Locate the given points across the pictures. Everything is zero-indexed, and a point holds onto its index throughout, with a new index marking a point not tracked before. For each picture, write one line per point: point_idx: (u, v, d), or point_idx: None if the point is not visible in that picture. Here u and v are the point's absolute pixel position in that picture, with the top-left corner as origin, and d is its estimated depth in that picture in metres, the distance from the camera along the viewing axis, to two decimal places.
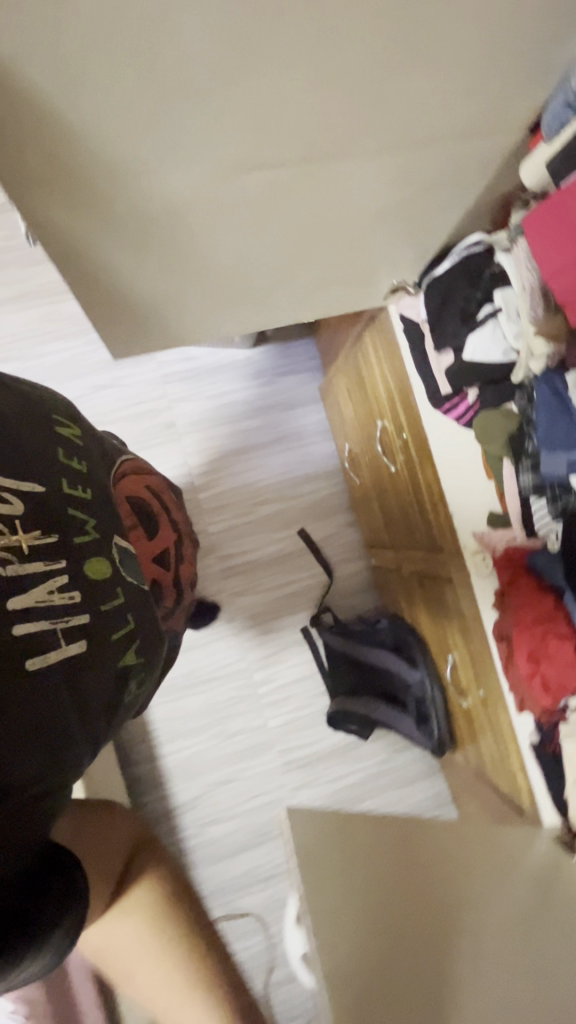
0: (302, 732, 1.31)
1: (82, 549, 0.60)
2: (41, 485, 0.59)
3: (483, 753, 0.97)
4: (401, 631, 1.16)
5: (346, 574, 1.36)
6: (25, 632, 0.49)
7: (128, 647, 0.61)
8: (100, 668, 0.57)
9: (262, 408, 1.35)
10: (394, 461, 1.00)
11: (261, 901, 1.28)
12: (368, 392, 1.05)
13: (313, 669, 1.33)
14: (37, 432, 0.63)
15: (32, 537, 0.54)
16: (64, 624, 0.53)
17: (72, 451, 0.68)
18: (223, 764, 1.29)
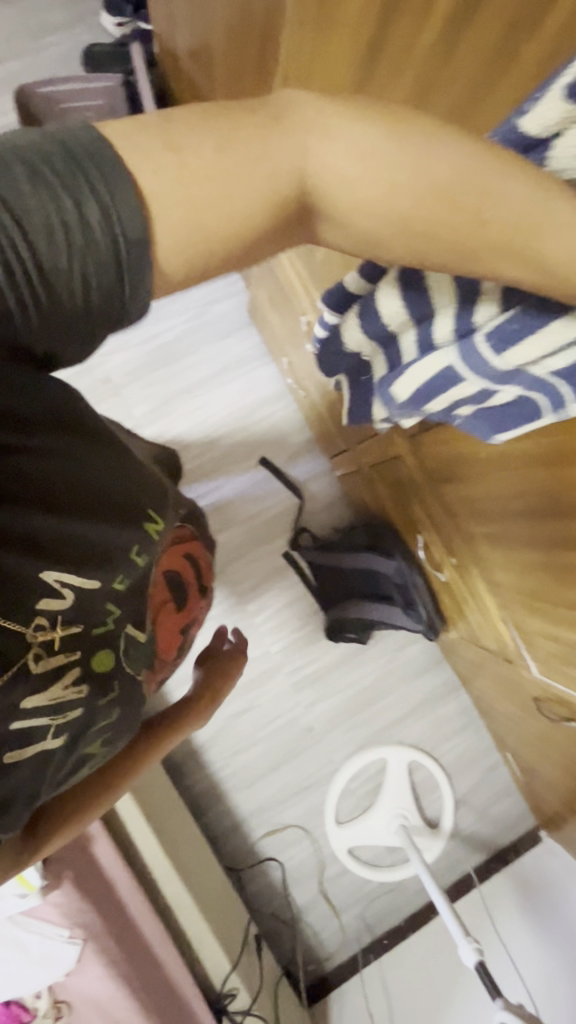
0: (305, 650, 1.35)
1: (99, 639, 0.59)
2: (96, 577, 0.57)
3: (471, 621, 1.01)
4: (376, 528, 1.19)
5: (315, 490, 1.36)
6: (18, 728, 0.50)
7: (100, 738, 0.61)
8: (71, 753, 0.57)
9: (195, 343, 1.32)
10: None
11: (300, 812, 1.35)
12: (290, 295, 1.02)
13: (302, 590, 1.35)
14: (114, 512, 0.60)
15: (64, 637, 0.54)
16: (58, 723, 0.54)
17: (144, 540, 0.63)
18: (235, 696, 1.33)
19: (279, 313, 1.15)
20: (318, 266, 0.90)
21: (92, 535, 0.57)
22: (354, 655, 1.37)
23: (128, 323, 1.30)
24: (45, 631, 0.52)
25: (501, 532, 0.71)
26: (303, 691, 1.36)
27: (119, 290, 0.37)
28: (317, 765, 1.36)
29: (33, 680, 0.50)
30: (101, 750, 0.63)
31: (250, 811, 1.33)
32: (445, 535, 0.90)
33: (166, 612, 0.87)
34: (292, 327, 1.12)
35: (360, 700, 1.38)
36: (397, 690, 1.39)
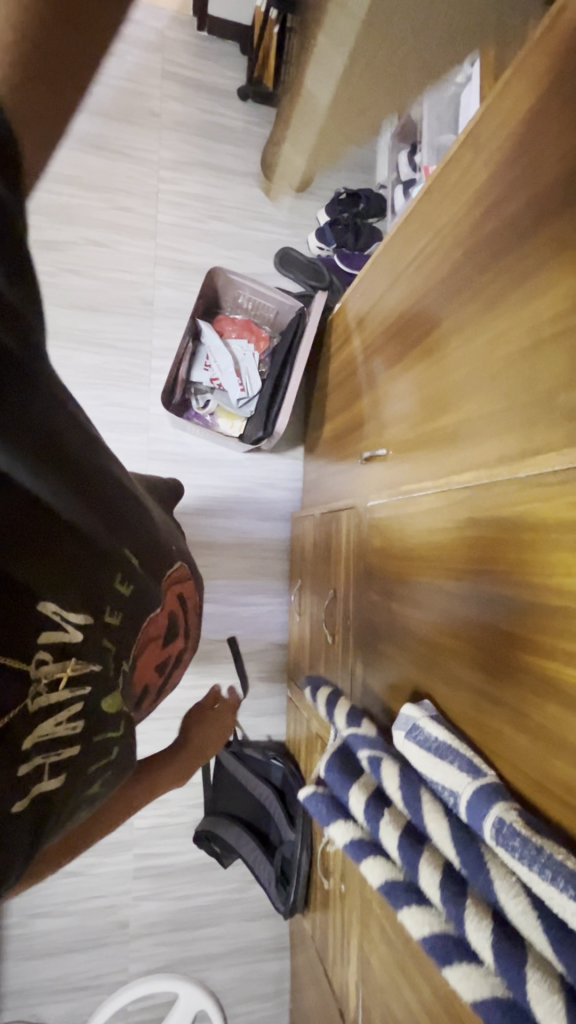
0: (168, 842, 1.29)
1: (101, 685, 0.48)
2: (90, 609, 0.46)
3: (329, 939, 0.98)
4: (292, 777, 1.16)
5: (260, 693, 1.37)
6: (19, 776, 0.38)
7: (102, 765, 0.50)
8: (59, 816, 0.45)
9: (232, 510, 1.38)
10: (333, 631, 1.04)
11: (63, 1011, 1.22)
12: (330, 556, 1.08)
13: (198, 780, 1.31)
14: (101, 532, 0.49)
15: (75, 669, 0.43)
16: (54, 758, 0.42)
17: (125, 570, 0.53)
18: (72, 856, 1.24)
19: (314, 552, 1.19)
20: (360, 569, 0.92)
21: (81, 573, 0.45)
22: (207, 870, 1.31)
23: (187, 465, 1.35)
24: (52, 663, 0.40)
25: (393, 934, 0.72)
26: (140, 883, 1.27)
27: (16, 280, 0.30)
28: (111, 966, 1.25)
29: (34, 715, 0.39)
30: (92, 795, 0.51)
31: (14, 987, 1.20)
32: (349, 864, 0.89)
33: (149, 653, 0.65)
34: (317, 571, 1.16)
35: (186, 922, 1.29)
36: (227, 924, 1.31)
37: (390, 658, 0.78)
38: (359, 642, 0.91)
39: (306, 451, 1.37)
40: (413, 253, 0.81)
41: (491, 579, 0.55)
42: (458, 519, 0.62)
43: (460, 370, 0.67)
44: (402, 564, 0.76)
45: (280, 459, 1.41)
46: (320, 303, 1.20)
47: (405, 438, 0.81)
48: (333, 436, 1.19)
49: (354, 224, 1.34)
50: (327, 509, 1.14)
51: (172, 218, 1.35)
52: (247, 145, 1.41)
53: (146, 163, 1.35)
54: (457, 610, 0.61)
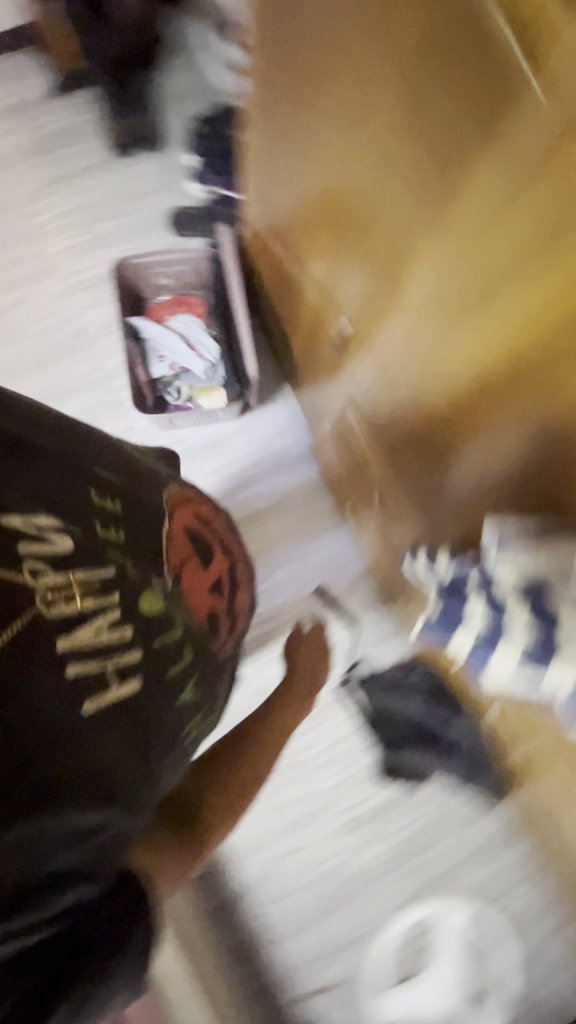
0: (358, 790, 1.30)
1: (134, 595, 0.63)
2: (73, 521, 0.61)
3: (554, 790, 0.95)
4: (434, 680, 1.22)
5: (370, 622, 1.35)
6: (74, 673, 0.53)
7: (183, 686, 0.65)
8: (160, 703, 0.60)
9: (255, 474, 1.36)
10: (400, 521, 0.99)
11: (348, 971, 1.24)
12: (360, 456, 1.04)
13: (355, 723, 1.32)
14: (64, 473, 0.65)
15: (81, 579, 0.57)
16: (120, 662, 0.57)
17: (104, 489, 0.70)
18: (283, 835, 1.29)
19: (345, 468, 1.14)
20: (396, 462, 0.93)
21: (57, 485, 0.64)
22: (407, 796, 1.31)
23: (195, 456, 1.35)
24: (52, 572, 0.55)
25: None
26: (353, 833, 1.30)
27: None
28: (368, 913, 1.27)
29: (55, 619, 0.52)
30: (192, 709, 0.66)
31: (294, 967, 1.24)
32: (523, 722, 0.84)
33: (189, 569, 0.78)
34: (358, 483, 1.11)
35: (414, 848, 1.29)
36: (451, 840, 1.29)
37: (490, 505, 0.74)
38: (430, 529, 0.90)
39: (292, 383, 1.33)
40: (318, 107, 0.75)
41: (544, 420, 0.58)
42: (519, 318, 0.57)
43: (420, 249, 0.66)
44: (464, 409, 0.71)
45: (272, 405, 1.37)
46: (227, 237, 1.24)
47: (382, 334, 0.82)
48: (308, 351, 1.14)
49: (221, 146, 1.27)
50: (336, 416, 1.09)
51: (61, 244, 1.34)
52: (87, 138, 1.37)
53: (13, 209, 1.34)
54: (554, 406, 0.56)
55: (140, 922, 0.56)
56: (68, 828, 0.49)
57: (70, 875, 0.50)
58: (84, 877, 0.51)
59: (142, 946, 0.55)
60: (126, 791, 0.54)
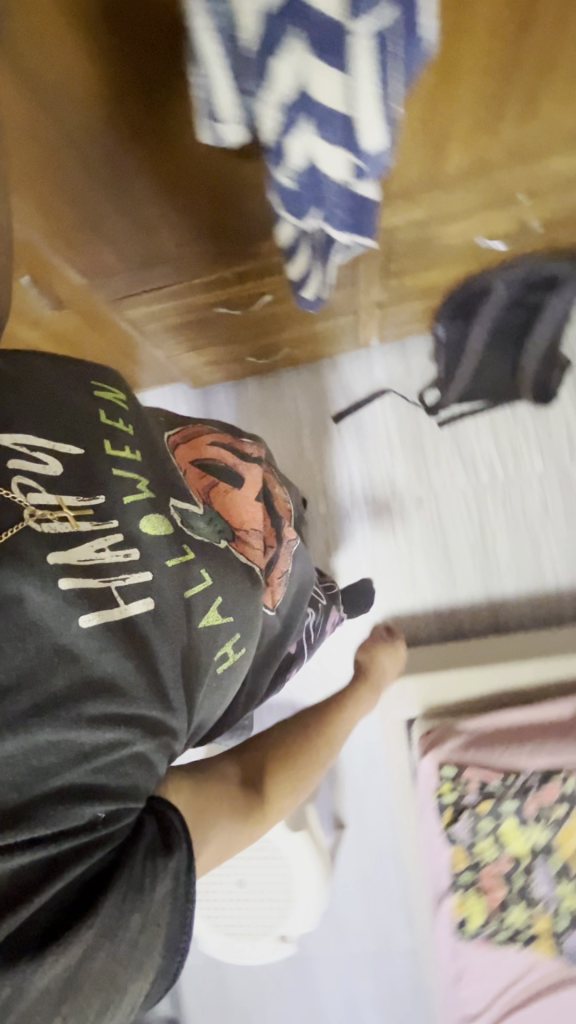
0: (550, 432, 1.21)
1: (135, 504, 0.54)
2: (79, 444, 0.53)
3: None
4: (453, 299, 1.02)
5: (386, 373, 1.28)
6: (64, 585, 0.45)
7: (211, 609, 0.59)
8: (183, 618, 0.54)
9: None
10: (260, 294, 0.90)
11: None
12: (193, 328, 0.98)
13: (483, 417, 1.24)
14: (69, 398, 0.56)
15: (72, 502, 0.50)
16: (120, 580, 0.49)
17: (115, 411, 0.60)
18: (573, 519, 1.20)
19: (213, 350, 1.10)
20: (191, 256, 0.79)
21: (21, 403, 0.51)
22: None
23: None
24: (45, 493, 0.48)
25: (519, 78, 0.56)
26: None
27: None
28: None
29: (41, 534, 0.45)
30: (221, 625, 0.60)
31: None
32: (491, 195, 0.75)
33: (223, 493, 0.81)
34: (232, 339, 1.07)
35: None
36: None
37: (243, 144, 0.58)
38: (257, 229, 0.75)
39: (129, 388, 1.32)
40: None
41: None
42: None
43: None
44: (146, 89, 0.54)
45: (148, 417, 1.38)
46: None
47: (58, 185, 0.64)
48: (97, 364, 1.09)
49: None
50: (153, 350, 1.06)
51: None
52: None
53: None
54: None
55: (176, 889, 0.45)
56: (72, 747, 0.42)
57: (78, 798, 0.43)
58: (111, 799, 0.44)
59: (173, 898, 0.45)
60: (144, 696, 0.47)
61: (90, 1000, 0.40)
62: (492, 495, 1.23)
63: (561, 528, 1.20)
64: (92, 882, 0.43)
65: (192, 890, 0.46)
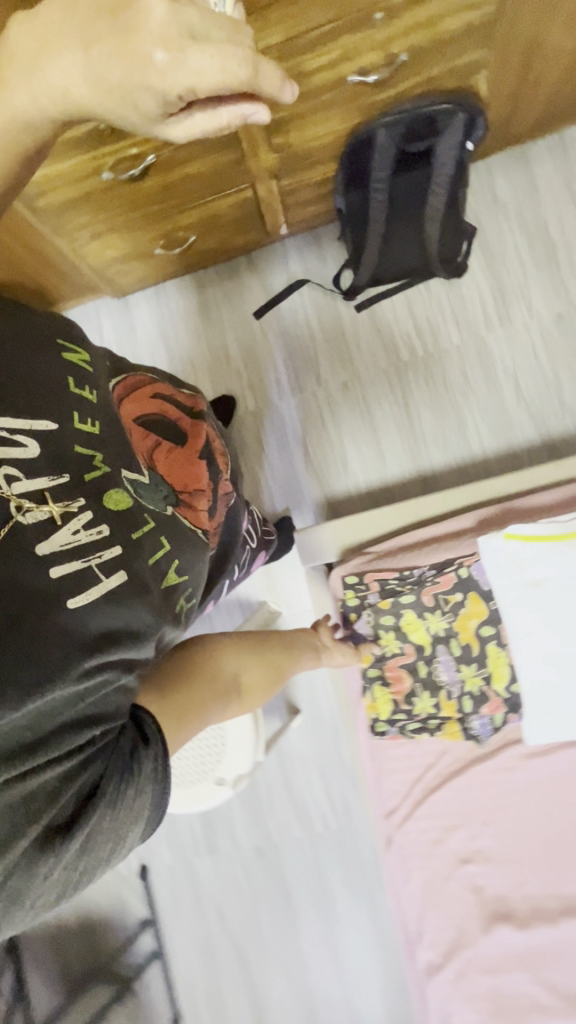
0: (462, 302, 1.24)
1: (98, 482, 0.54)
2: (53, 421, 0.54)
3: (460, 21, 0.83)
4: (345, 164, 1.02)
5: (301, 263, 1.30)
6: (57, 573, 0.45)
7: (168, 570, 0.59)
8: (149, 575, 0.54)
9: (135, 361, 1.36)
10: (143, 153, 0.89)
11: None
12: (85, 203, 0.98)
13: (398, 295, 1.26)
14: (40, 370, 0.56)
15: (50, 487, 0.49)
16: (100, 557, 0.49)
17: (82, 380, 0.61)
18: (493, 383, 1.22)
19: (118, 236, 1.10)
20: None
21: (7, 374, 0.53)
22: (481, 251, 1.24)
23: None
24: (27, 483, 0.48)
25: None
26: (506, 311, 1.23)
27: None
28: None
29: (30, 526, 0.46)
30: (179, 582, 0.60)
31: None
32: (347, 14, 0.76)
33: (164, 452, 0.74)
34: (131, 221, 1.06)
35: (533, 252, 1.23)
36: (530, 212, 1.23)
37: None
38: None
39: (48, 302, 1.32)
40: None
41: None
42: None
43: None
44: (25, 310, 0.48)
45: None
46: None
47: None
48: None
49: None
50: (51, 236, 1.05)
51: None
52: None
53: None
54: None
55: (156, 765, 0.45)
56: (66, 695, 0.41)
57: (75, 726, 0.42)
58: (100, 723, 0.44)
59: (160, 776, 0.45)
60: (126, 636, 0.47)
61: (98, 855, 0.41)
62: (416, 379, 1.25)
63: (485, 395, 1.22)
64: (88, 789, 0.42)
65: (170, 765, 0.46)
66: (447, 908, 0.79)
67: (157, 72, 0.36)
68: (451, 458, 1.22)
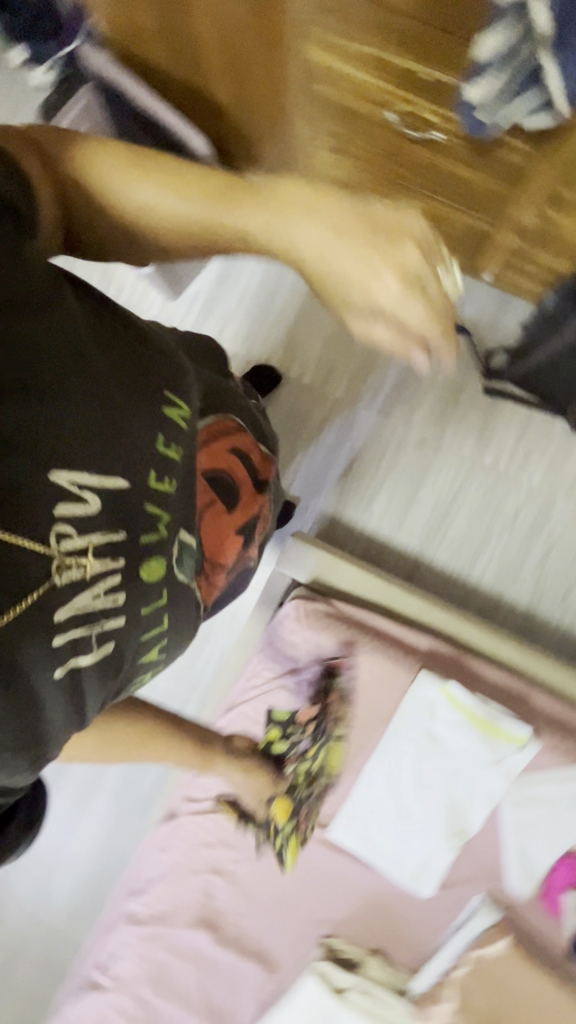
0: (565, 462, 1.23)
1: (143, 545, 0.52)
2: (124, 478, 0.50)
3: None
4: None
5: (476, 314, 1.24)
6: (58, 637, 0.45)
7: (151, 646, 0.57)
8: (132, 650, 0.53)
9: (278, 274, 1.30)
10: (433, 125, 0.83)
11: None
12: (352, 110, 0.89)
13: (523, 412, 1.25)
14: (137, 417, 0.51)
15: (97, 547, 0.47)
16: (99, 629, 0.48)
17: (173, 434, 0.56)
18: (529, 542, 1.23)
19: (355, 163, 1.02)
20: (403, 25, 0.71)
21: (91, 433, 0.47)
22: None
23: (217, 296, 1.32)
24: (76, 539, 0.46)
25: None
26: None
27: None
28: None
29: (60, 586, 0.44)
30: (154, 657, 0.58)
31: None
32: None
33: (216, 519, 0.71)
34: (374, 155, 0.97)
35: None
36: None
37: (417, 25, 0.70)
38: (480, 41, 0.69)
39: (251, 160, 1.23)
40: None
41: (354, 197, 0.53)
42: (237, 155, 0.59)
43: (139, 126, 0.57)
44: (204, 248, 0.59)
45: None
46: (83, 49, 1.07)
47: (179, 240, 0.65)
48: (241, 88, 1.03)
49: None
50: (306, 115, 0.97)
51: None
52: None
53: None
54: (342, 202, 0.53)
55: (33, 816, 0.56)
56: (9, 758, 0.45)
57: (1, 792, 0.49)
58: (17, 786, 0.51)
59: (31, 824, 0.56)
60: (78, 705, 0.48)
61: None
62: (478, 488, 1.25)
63: (518, 543, 1.24)
64: None
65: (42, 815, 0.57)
66: (181, 887, 0.99)
67: (386, 287, 0.50)
68: (448, 571, 1.25)
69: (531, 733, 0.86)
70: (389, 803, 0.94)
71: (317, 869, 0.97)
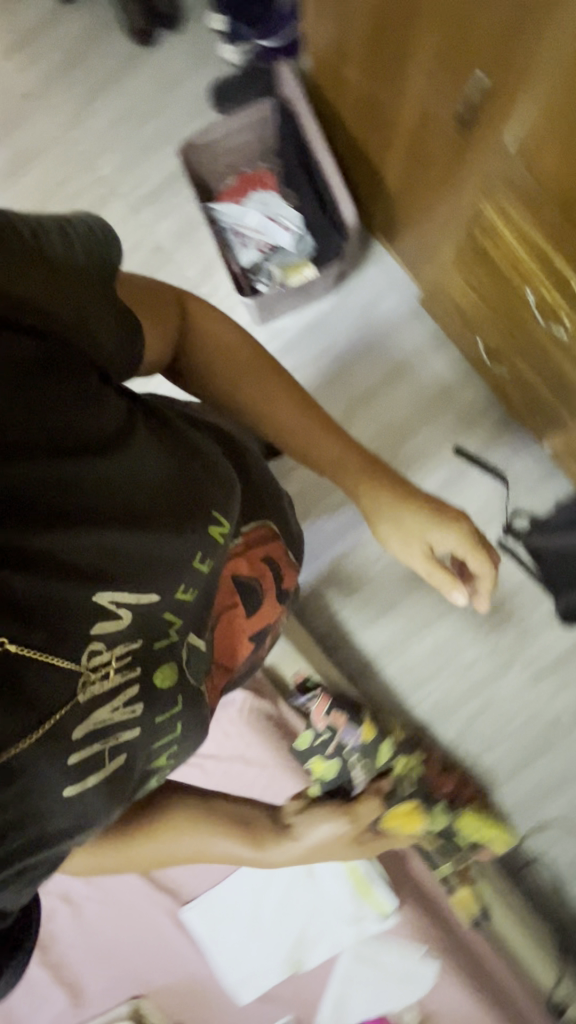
0: (538, 639, 1.27)
1: (162, 652, 0.57)
2: (157, 593, 0.57)
3: None
4: None
5: (523, 472, 1.26)
6: (74, 756, 0.49)
7: (161, 754, 0.58)
8: (138, 763, 0.55)
9: (364, 348, 1.29)
10: (563, 322, 0.83)
11: (566, 804, 1.24)
12: (496, 263, 0.89)
13: (522, 578, 1.27)
14: (175, 535, 0.59)
15: (120, 659, 0.53)
16: (112, 743, 0.52)
17: (207, 547, 0.63)
18: (472, 694, 1.28)
19: (480, 301, 1.01)
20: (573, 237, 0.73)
21: (136, 557, 0.55)
22: None
23: (298, 341, 1.30)
24: (102, 652, 0.52)
25: None
26: (545, 681, 1.26)
27: (114, 250, 0.60)
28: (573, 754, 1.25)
29: (86, 701, 0.50)
30: (162, 766, 0.60)
31: (510, 811, 1.26)
32: None
33: (232, 618, 0.80)
34: (498, 306, 0.97)
35: None
36: None
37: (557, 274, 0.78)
38: None
39: (388, 234, 1.21)
40: None
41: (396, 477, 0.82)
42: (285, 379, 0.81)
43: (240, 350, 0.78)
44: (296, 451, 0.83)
45: (369, 272, 1.29)
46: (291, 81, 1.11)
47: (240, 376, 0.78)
48: (399, 185, 1.05)
49: None
50: (455, 242, 0.97)
51: (113, 162, 1.32)
52: (114, 36, 1.32)
53: (61, 138, 1.34)
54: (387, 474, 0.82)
55: None
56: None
57: None
58: None
59: None
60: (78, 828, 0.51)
61: None
62: (451, 625, 1.29)
63: (460, 691, 1.28)
64: None
65: None
66: None
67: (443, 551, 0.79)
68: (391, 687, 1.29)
69: (394, 906, 0.97)
70: (244, 907, 1.03)
71: (157, 926, 1.04)
